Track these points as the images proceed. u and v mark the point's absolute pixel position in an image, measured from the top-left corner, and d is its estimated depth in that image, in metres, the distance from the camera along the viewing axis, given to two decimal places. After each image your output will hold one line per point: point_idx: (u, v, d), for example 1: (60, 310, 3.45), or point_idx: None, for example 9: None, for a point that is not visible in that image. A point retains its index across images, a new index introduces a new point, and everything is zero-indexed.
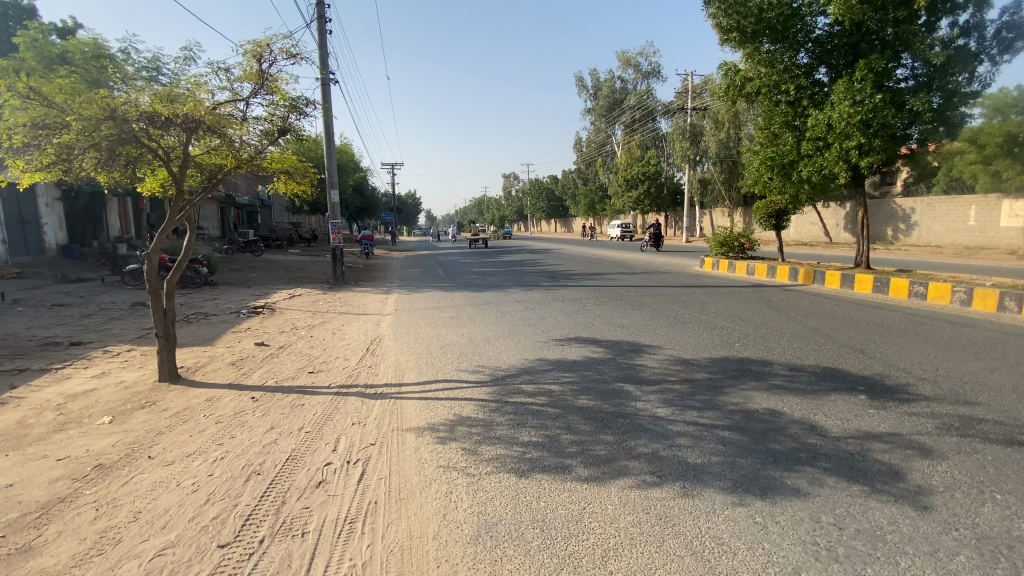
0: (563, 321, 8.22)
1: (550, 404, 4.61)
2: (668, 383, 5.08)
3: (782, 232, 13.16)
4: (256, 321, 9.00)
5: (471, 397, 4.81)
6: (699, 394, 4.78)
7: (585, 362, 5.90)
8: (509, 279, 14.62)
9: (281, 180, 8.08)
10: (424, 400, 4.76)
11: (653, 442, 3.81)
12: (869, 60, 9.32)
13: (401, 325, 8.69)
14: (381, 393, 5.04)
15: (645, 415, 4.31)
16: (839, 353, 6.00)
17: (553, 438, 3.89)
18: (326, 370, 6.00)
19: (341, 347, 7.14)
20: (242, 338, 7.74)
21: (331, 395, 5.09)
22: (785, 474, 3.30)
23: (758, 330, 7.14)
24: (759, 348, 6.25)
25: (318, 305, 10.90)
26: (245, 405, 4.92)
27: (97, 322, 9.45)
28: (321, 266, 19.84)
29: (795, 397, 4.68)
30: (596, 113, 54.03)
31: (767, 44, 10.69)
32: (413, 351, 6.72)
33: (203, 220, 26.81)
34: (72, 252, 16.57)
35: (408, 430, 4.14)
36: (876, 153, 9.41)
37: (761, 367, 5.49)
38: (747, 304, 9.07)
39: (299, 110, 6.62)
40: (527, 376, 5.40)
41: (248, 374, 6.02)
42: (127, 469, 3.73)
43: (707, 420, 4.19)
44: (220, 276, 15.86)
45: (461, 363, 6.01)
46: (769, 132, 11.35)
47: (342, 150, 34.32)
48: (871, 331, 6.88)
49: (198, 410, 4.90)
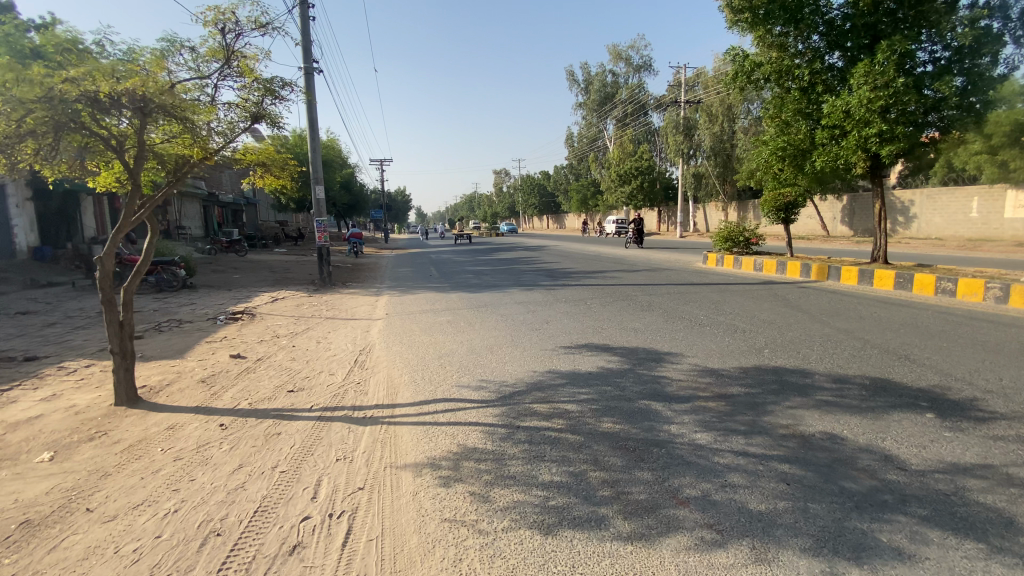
0: (570, 325, 7.55)
1: (569, 429, 3.93)
2: (701, 400, 4.42)
3: (790, 226, 12.58)
4: (233, 329, 8.22)
5: (476, 421, 4.12)
6: (740, 414, 4.12)
7: (601, 375, 5.22)
8: (506, 279, 13.94)
9: (258, 173, 7.31)
10: (422, 427, 4.07)
11: (700, 481, 3.14)
12: (892, 41, 8.64)
13: (392, 331, 7.96)
14: (371, 419, 4.34)
15: (684, 444, 3.65)
16: (882, 361, 5.38)
17: (580, 478, 3.21)
18: (308, 389, 5.28)
19: (326, 359, 6.42)
20: (217, 349, 6.98)
21: (312, 421, 4.38)
22: (875, 526, 2.63)
23: (785, 334, 6.52)
24: (791, 356, 5.62)
25: (303, 309, 10.14)
26: (212, 435, 4.21)
27: (58, 332, 8.62)
28: (308, 267, 18.99)
29: (851, 417, 4.04)
30: (587, 108, 53.37)
31: (778, 27, 10.06)
32: (406, 363, 6.01)
33: (185, 219, 25.82)
34: (44, 255, 15.54)
35: (403, 469, 3.45)
36: (898, 140, 8.79)
37: (802, 379, 4.86)
38: (764, 304, 8.47)
39: (274, 93, 5.86)
40: (538, 393, 4.73)
41: (218, 393, 5.29)
42: (56, 529, 3.04)
43: (758, 450, 3.53)
44: (201, 278, 15.02)
45: (462, 378, 5.31)
46: (779, 121, 10.72)
47: (330, 146, 33.35)
48: (909, 335, 6.28)
49: (155, 443, 4.17)
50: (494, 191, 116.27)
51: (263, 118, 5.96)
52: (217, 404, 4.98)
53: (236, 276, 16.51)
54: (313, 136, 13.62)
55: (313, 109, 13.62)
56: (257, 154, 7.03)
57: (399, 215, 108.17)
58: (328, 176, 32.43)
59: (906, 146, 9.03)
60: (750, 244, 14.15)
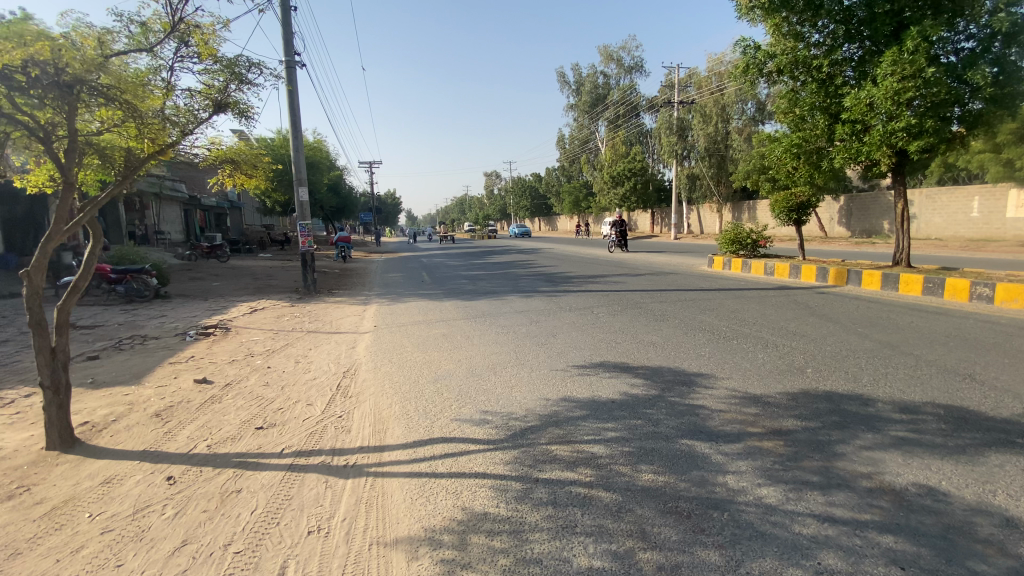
0: (580, 339, 6.79)
1: (601, 483, 3.16)
2: (754, 439, 3.68)
3: (803, 228, 11.95)
4: (203, 347, 7.36)
5: (484, 473, 3.34)
6: (807, 459, 3.38)
7: (627, 404, 4.47)
8: (502, 285, 13.15)
9: (227, 172, 6.50)
10: (416, 483, 3.28)
11: (787, 567, 2.40)
12: (923, 27, 8.05)
13: (381, 347, 7.15)
14: (354, 469, 3.54)
15: (750, 504, 2.91)
16: (946, 383, 4.70)
17: (629, 562, 2.45)
18: (281, 425, 4.46)
19: (304, 383, 5.60)
20: (179, 373, 6.11)
21: (281, 472, 3.56)
22: None
23: (823, 349, 5.82)
24: (840, 377, 4.90)
25: (282, 322, 9.27)
26: (155, 495, 3.36)
27: (5, 352, 7.66)
28: (292, 273, 18.04)
29: (939, 461, 3.35)
30: (578, 110, 52.75)
31: (794, 15, 9.50)
32: (397, 388, 5.21)
33: (163, 223, 24.68)
34: (8, 263, 14.33)
35: (394, 549, 2.66)
36: (929, 135, 8.18)
37: (864, 409, 4.13)
38: (787, 313, 7.77)
39: (240, 79, 5.11)
40: (556, 430, 3.97)
41: (173, 432, 4.43)
42: None
43: (846, 514, 2.80)
44: (176, 287, 14.04)
45: (464, 409, 4.52)
46: (794, 116, 10.11)
47: (316, 148, 32.36)
48: (963, 350, 5.63)
49: (83, 505, 3.32)
50: (484, 194, 115.44)
51: (229, 109, 5.24)
52: (170, 446, 4.15)
53: (216, 283, 15.55)
54: (296, 134, 12.76)
55: (296, 106, 12.78)
56: (225, 151, 6.27)
57: (388, 218, 106.87)
58: (315, 178, 31.46)
59: (935, 141, 8.44)
60: (758, 246, 13.46)
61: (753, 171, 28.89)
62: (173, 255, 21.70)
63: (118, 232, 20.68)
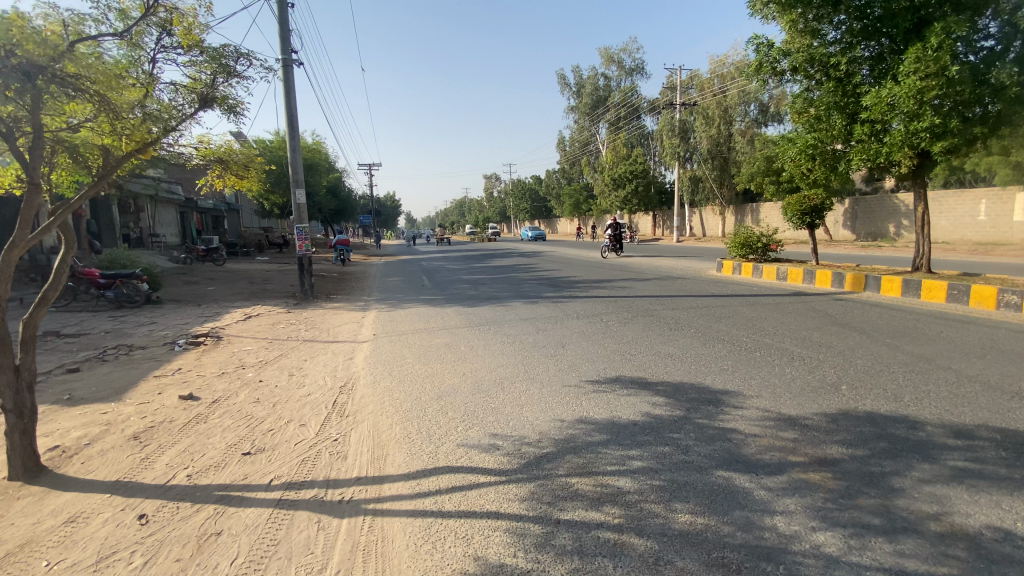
0: (592, 349, 6.40)
1: (633, 526, 2.77)
2: (798, 471, 3.29)
3: (817, 232, 11.60)
4: (193, 358, 6.98)
5: (497, 513, 2.94)
6: (863, 496, 2.99)
7: (650, 427, 4.08)
8: (505, 290, 12.77)
9: (216, 174, 6.14)
10: (420, 525, 2.89)
11: None
12: (948, 23, 7.66)
13: (381, 357, 6.76)
14: (349, 506, 3.15)
15: (807, 554, 2.52)
16: (995, 402, 4.32)
17: None
18: (270, 449, 4.06)
19: (299, 400, 5.21)
20: (165, 388, 5.72)
21: (268, 510, 3.17)
22: None
23: (854, 363, 5.44)
24: (880, 396, 4.51)
25: (277, 330, 8.88)
26: (124, 538, 2.98)
27: None
28: (290, 277, 17.66)
29: (1011, 498, 2.96)
30: (579, 112, 52.47)
31: (809, 12, 9.17)
32: (397, 406, 4.83)
33: (158, 226, 24.30)
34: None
35: None
36: (953, 135, 7.84)
37: (914, 433, 3.75)
38: (807, 322, 7.39)
39: (227, 70, 4.80)
40: (576, 458, 3.58)
41: (152, 458, 4.05)
42: None
43: (922, 569, 2.41)
44: (169, 291, 13.65)
45: (472, 431, 4.13)
46: (810, 116, 9.73)
47: (315, 149, 32.02)
48: (1004, 364, 5.26)
49: (40, 552, 2.92)
50: (484, 196, 115.15)
51: (215, 104, 4.90)
52: (146, 476, 3.75)
53: (211, 288, 15.15)
54: (293, 135, 12.38)
55: (292, 106, 12.40)
56: (215, 150, 5.94)
57: (388, 220, 106.47)
58: (314, 180, 31.12)
59: (959, 142, 8.13)
60: (769, 249, 13.07)
61: (757, 173, 28.57)
62: (168, 258, 21.31)
63: (112, 234, 20.30)
